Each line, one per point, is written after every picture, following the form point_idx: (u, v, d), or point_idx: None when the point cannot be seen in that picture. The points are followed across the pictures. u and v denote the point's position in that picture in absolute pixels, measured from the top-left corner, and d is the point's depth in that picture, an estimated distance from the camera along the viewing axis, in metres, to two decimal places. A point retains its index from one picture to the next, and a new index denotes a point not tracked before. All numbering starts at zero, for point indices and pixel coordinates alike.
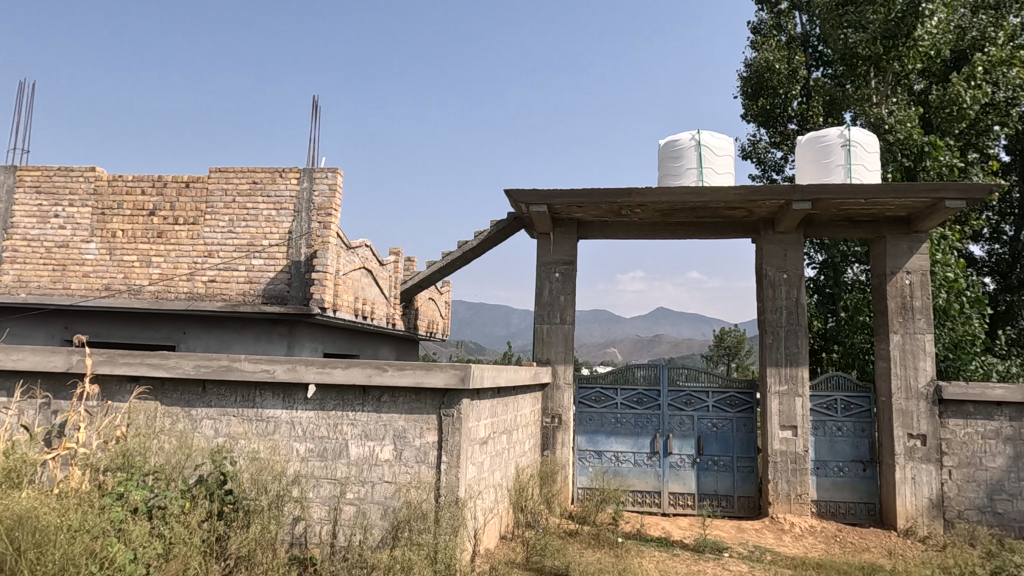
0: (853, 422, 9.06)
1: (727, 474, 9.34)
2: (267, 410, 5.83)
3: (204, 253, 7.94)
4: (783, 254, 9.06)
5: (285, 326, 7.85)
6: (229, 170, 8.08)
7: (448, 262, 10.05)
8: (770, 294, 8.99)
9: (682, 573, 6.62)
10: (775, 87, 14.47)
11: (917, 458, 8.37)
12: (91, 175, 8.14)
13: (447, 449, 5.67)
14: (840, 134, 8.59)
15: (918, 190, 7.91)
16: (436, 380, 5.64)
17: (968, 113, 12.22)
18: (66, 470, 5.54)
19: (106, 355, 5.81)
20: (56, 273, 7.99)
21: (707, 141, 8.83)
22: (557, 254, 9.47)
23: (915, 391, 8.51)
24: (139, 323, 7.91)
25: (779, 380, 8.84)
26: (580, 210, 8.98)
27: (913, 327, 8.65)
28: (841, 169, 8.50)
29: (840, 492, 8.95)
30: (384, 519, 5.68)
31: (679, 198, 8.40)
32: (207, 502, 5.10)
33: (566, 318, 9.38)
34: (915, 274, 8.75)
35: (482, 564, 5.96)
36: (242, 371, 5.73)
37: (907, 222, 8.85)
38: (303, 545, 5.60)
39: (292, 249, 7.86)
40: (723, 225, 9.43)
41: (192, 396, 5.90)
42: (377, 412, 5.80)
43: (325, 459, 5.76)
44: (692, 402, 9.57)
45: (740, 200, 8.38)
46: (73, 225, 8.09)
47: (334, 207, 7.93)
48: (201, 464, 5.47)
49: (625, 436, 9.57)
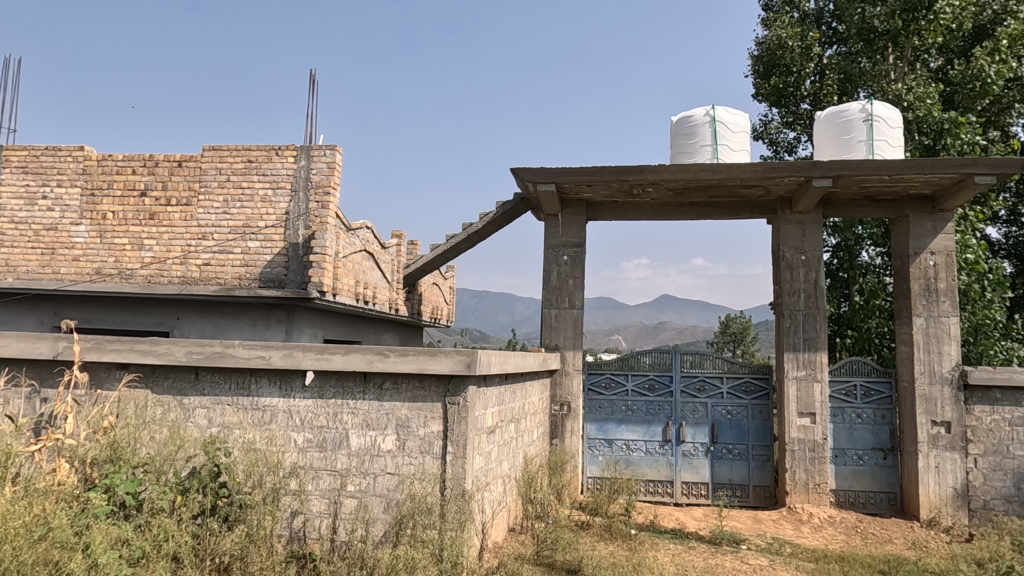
0: (874, 409, 8.73)
1: (742, 462, 9.04)
2: (263, 399, 5.54)
3: (198, 235, 7.61)
4: (801, 235, 8.70)
5: (283, 311, 7.55)
6: (223, 148, 7.73)
7: (452, 246, 9.72)
8: (787, 276, 8.64)
9: (699, 567, 6.31)
10: (788, 66, 13.99)
11: (941, 446, 8.06)
12: (80, 155, 7.80)
13: (453, 439, 5.37)
14: (862, 109, 8.20)
15: (946, 166, 7.53)
16: (441, 366, 5.34)
17: (991, 88, 11.75)
18: (53, 463, 5.27)
19: (94, 342, 5.51)
20: (45, 257, 7.68)
21: (722, 117, 8.47)
22: (566, 236, 9.13)
23: (938, 377, 8.19)
24: (131, 308, 7.62)
25: (796, 365, 8.52)
26: (590, 189, 8.61)
27: (937, 310, 8.30)
28: (862, 145, 8.12)
29: (859, 482, 8.65)
30: (387, 513, 5.38)
31: (693, 175, 8.03)
32: (200, 497, 4.81)
33: (575, 302, 9.05)
34: (940, 255, 8.39)
35: (490, 559, 5.69)
36: (236, 357, 5.44)
37: (931, 201, 8.47)
38: (302, 539, 5.32)
39: (290, 230, 7.53)
40: (739, 205, 9.07)
41: (184, 383, 5.61)
42: (378, 400, 5.50)
43: (325, 450, 5.47)
44: (705, 388, 9.25)
45: (758, 178, 8.01)
46: (61, 206, 7.76)
47: (333, 185, 7.59)
48: (194, 456, 5.14)
49: (636, 424, 9.28)
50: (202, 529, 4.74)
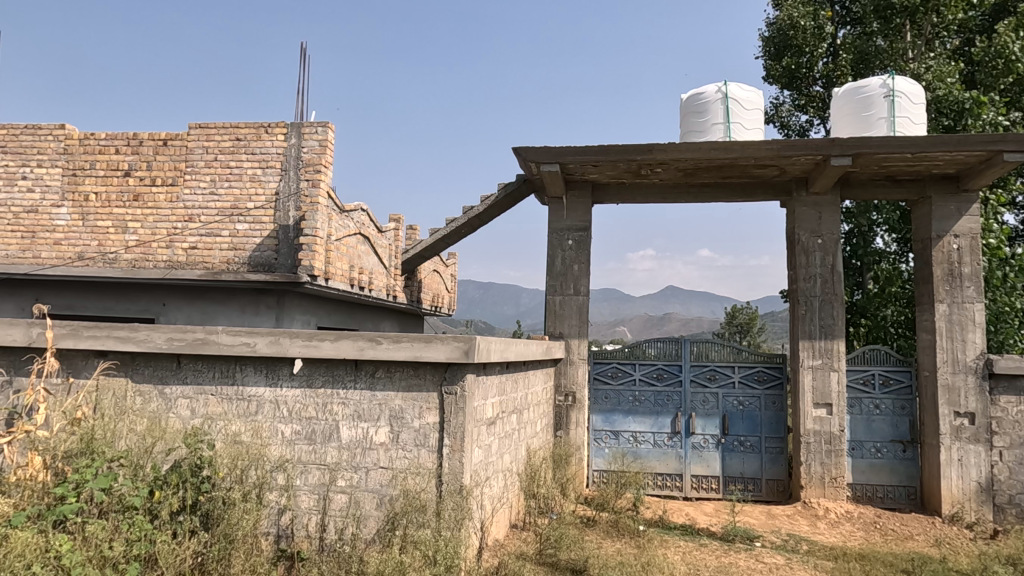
0: (893, 400, 8.35)
1: (754, 455, 8.69)
2: (248, 388, 5.21)
3: (184, 217, 7.28)
4: (817, 217, 8.31)
5: (273, 297, 7.21)
6: (210, 126, 7.38)
7: (452, 230, 9.35)
8: (802, 261, 8.26)
9: (711, 567, 5.95)
10: (800, 46, 13.51)
11: (964, 439, 7.69)
12: (61, 133, 7.46)
13: (450, 431, 5.04)
14: (882, 84, 7.79)
15: (973, 142, 7.10)
16: (437, 354, 5.00)
17: (1015, 66, 11.28)
18: (24, 456, 4.95)
19: (70, 328, 5.19)
20: (25, 241, 7.37)
21: (735, 93, 8.07)
22: (570, 220, 8.77)
23: (962, 366, 7.80)
24: (115, 295, 7.30)
25: (812, 354, 8.15)
26: (595, 169, 8.22)
27: (961, 296, 7.91)
28: (882, 122, 7.70)
29: (877, 475, 8.29)
30: (379, 510, 5.05)
31: (704, 154, 7.63)
32: (179, 493, 4.45)
33: (580, 289, 8.69)
34: (964, 238, 7.98)
35: (489, 558, 5.38)
36: (219, 344, 5.11)
37: (956, 181, 8.05)
38: (289, 537, 5.03)
39: (280, 212, 7.18)
40: (752, 187, 8.66)
41: (166, 371, 5.28)
42: (370, 390, 5.16)
43: (314, 443, 5.14)
44: (716, 378, 8.88)
45: (772, 157, 7.61)
46: (41, 187, 7.43)
47: (324, 163, 7.22)
48: (175, 449, 4.81)
49: (644, 415, 8.94)
50: (181, 527, 4.42)
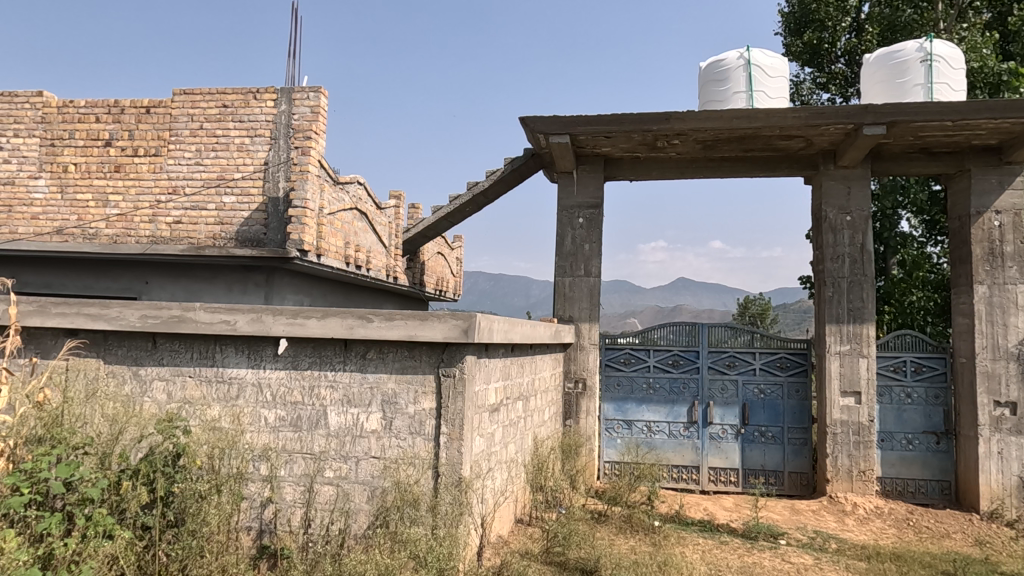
0: (926, 388, 7.81)
1: (776, 447, 8.19)
2: (228, 370, 4.77)
3: (168, 189, 6.87)
4: (845, 193, 7.77)
5: (262, 275, 6.82)
6: (196, 92, 6.93)
7: (455, 208, 8.87)
8: (829, 239, 7.73)
9: (734, 567, 5.45)
10: (822, 20, 12.89)
11: (1005, 430, 7.19)
12: (38, 101, 7.06)
13: (448, 418, 4.58)
14: (919, 47, 7.21)
15: (1019, 108, 6.53)
16: (433, 333, 4.54)
17: None
18: None
19: (37, 304, 4.79)
20: (3, 215, 7.00)
21: (758, 59, 7.53)
22: (581, 196, 8.27)
23: (1003, 352, 7.27)
24: (97, 272, 6.94)
25: (840, 339, 7.62)
26: (608, 141, 7.70)
27: (1002, 277, 7.35)
28: (919, 88, 7.13)
29: (908, 469, 7.77)
30: (370, 503, 4.61)
31: (726, 122, 7.08)
32: (146, 485, 4.00)
33: (591, 270, 8.20)
34: (1006, 214, 7.41)
35: (490, 556, 4.96)
36: (196, 322, 4.67)
37: (997, 152, 7.47)
38: (273, 533, 4.61)
39: (270, 183, 6.73)
40: (776, 160, 8.10)
41: (140, 352, 4.85)
42: (361, 372, 4.70)
43: (299, 430, 4.70)
44: (736, 364, 8.38)
45: (799, 126, 7.08)
46: (19, 158, 7.05)
47: (316, 131, 6.76)
48: (146, 436, 4.37)
49: (659, 404, 8.46)
50: (146, 522, 3.98)
